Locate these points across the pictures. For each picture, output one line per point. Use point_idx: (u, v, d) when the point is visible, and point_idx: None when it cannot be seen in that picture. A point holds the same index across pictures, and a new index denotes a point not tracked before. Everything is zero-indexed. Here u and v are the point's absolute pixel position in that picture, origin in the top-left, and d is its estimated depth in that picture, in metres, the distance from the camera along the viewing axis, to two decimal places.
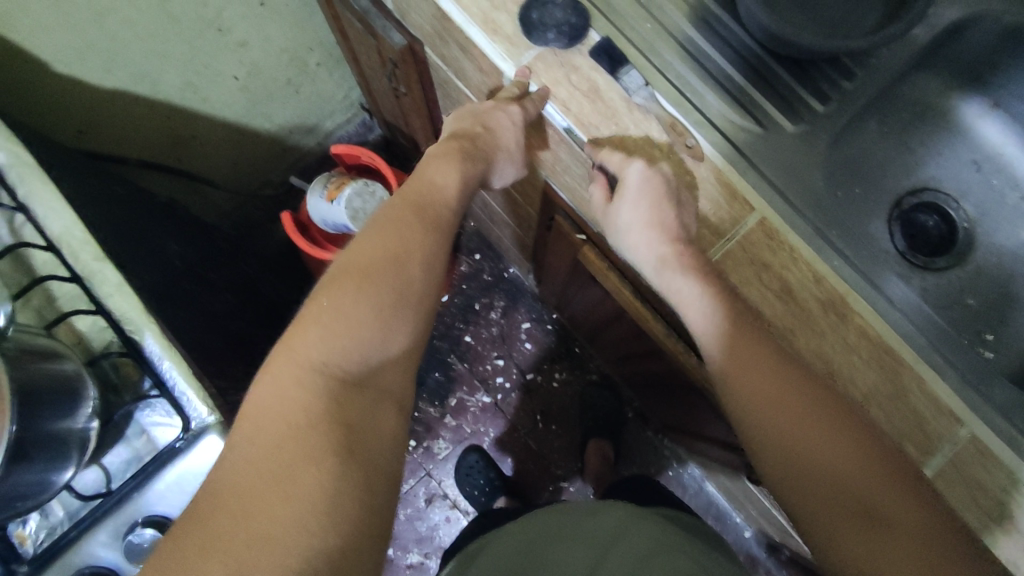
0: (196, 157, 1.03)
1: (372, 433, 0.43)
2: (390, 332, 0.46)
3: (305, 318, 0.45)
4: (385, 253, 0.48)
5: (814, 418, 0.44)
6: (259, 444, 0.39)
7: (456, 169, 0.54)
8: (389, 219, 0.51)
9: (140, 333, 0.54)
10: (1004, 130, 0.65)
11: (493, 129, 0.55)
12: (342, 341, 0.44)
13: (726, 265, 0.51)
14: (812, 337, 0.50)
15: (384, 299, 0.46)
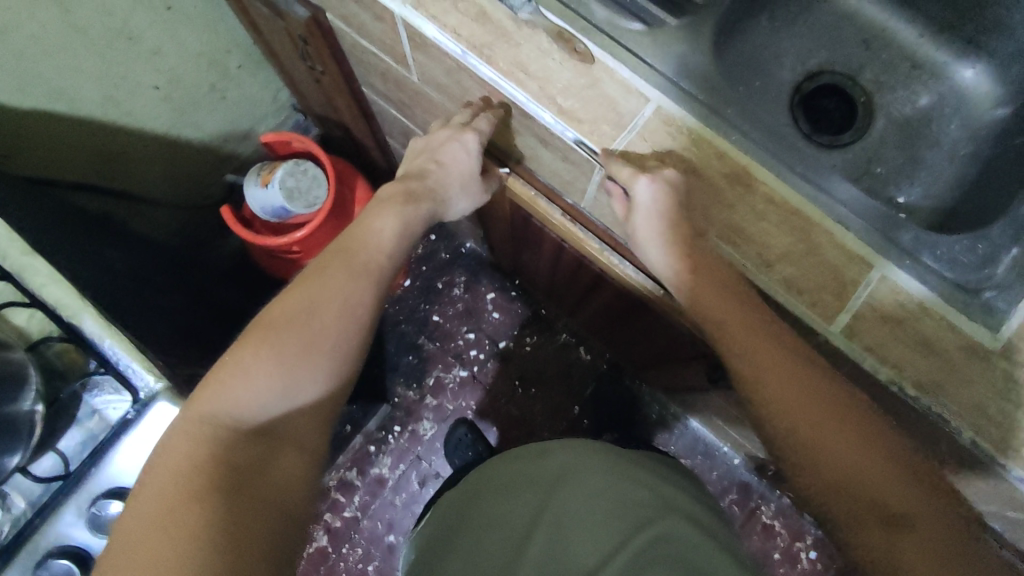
0: (130, 174, 1.03)
1: (265, 473, 0.50)
2: (295, 384, 0.54)
3: (216, 373, 0.52)
4: (297, 309, 0.55)
5: (818, 403, 0.50)
6: (156, 487, 0.46)
7: (394, 214, 0.62)
8: (312, 274, 0.58)
9: (78, 318, 0.55)
10: (888, 6, 0.69)
11: (444, 163, 0.64)
12: (240, 393, 0.52)
13: (631, 155, 0.53)
14: (722, 210, 0.53)
15: (291, 350, 0.54)
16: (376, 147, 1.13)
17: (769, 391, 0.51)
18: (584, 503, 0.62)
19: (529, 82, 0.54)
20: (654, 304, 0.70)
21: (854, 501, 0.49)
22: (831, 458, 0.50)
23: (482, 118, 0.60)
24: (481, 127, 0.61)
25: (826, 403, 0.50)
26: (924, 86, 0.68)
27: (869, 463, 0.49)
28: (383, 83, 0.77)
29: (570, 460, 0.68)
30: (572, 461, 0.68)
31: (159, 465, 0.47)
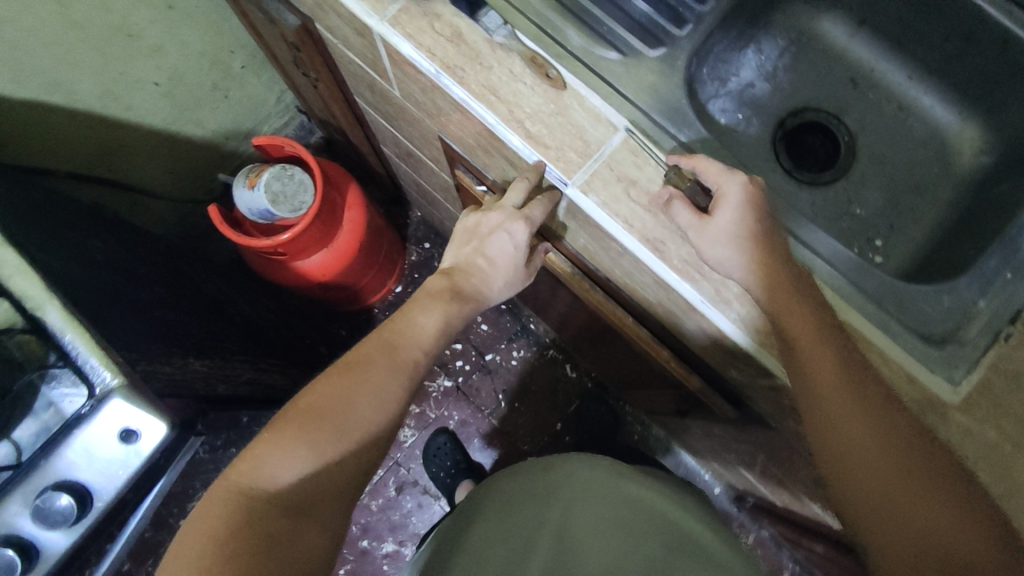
0: (128, 167, 1.05)
1: (290, 550, 0.47)
2: (327, 466, 0.52)
3: (258, 445, 0.51)
4: (340, 392, 0.55)
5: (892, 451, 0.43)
6: (181, 558, 0.44)
7: (440, 310, 0.63)
8: (356, 357, 0.58)
9: (42, 310, 0.55)
10: (878, 48, 0.67)
11: (491, 258, 0.65)
12: (274, 466, 0.50)
13: (595, 184, 0.53)
14: (683, 244, 0.52)
15: (329, 432, 0.53)
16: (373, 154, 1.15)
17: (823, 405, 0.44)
18: (595, 516, 0.68)
19: (498, 105, 0.55)
20: (623, 331, 0.69)
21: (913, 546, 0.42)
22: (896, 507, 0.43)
23: (537, 207, 0.57)
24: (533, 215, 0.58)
25: (885, 425, 0.44)
26: (911, 129, 0.67)
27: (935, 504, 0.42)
28: (371, 94, 0.78)
29: (578, 477, 0.70)
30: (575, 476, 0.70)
31: (182, 537, 0.46)
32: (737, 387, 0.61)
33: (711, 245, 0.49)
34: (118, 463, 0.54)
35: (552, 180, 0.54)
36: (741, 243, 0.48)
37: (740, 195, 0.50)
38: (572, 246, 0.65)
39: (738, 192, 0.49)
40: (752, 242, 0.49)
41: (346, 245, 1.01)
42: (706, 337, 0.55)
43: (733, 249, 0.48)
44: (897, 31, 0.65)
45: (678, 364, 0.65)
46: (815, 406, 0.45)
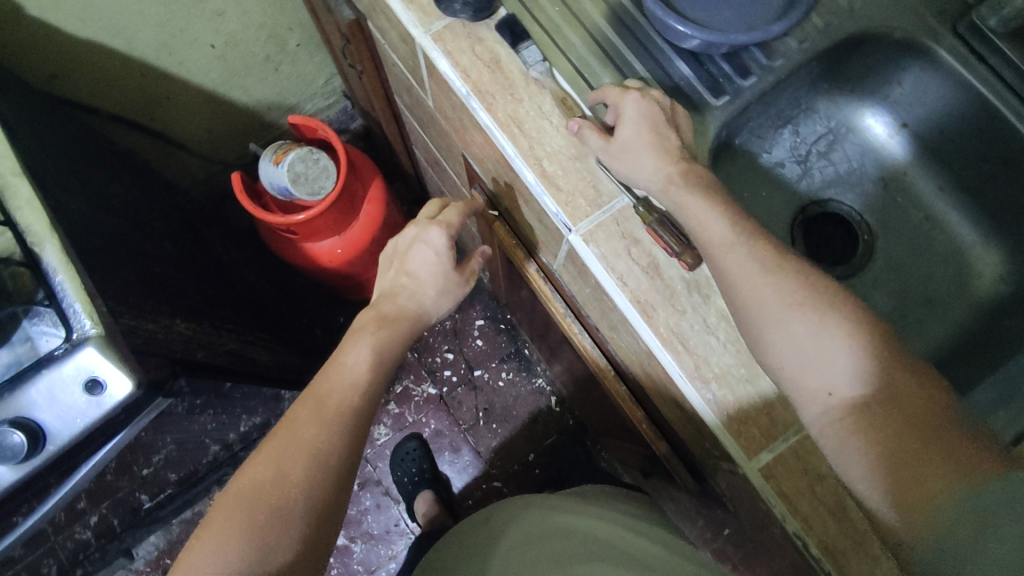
0: (168, 119, 1.07)
1: None
2: (268, 545, 0.51)
3: (192, 545, 0.50)
4: (267, 468, 0.53)
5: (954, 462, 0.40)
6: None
7: (366, 343, 0.64)
8: (283, 423, 0.57)
9: (41, 247, 0.57)
10: (914, 155, 0.67)
11: (414, 272, 0.71)
12: (206, 560, 0.49)
13: (598, 236, 0.53)
14: (672, 313, 0.51)
15: (261, 516, 0.51)
16: (404, 153, 1.16)
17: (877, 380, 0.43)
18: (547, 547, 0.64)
19: (520, 138, 0.55)
20: (603, 381, 0.69)
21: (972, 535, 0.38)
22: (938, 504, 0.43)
23: (450, 211, 0.71)
24: (448, 218, 0.70)
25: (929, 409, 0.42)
26: (932, 242, 0.66)
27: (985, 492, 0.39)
28: (408, 98, 0.79)
29: (543, 517, 0.70)
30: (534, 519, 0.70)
31: None
32: (701, 464, 0.60)
33: (627, 168, 0.52)
34: (78, 411, 0.54)
35: (557, 224, 0.54)
36: (649, 152, 0.52)
37: (639, 112, 0.52)
38: (567, 289, 0.63)
39: (635, 108, 0.52)
40: (655, 150, 0.52)
41: (357, 237, 1.02)
42: (678, 408, 0.54)
43: (643, 160, 0.51)
44: (941, 140, 0.65)
45: (649, 427, 0.64)
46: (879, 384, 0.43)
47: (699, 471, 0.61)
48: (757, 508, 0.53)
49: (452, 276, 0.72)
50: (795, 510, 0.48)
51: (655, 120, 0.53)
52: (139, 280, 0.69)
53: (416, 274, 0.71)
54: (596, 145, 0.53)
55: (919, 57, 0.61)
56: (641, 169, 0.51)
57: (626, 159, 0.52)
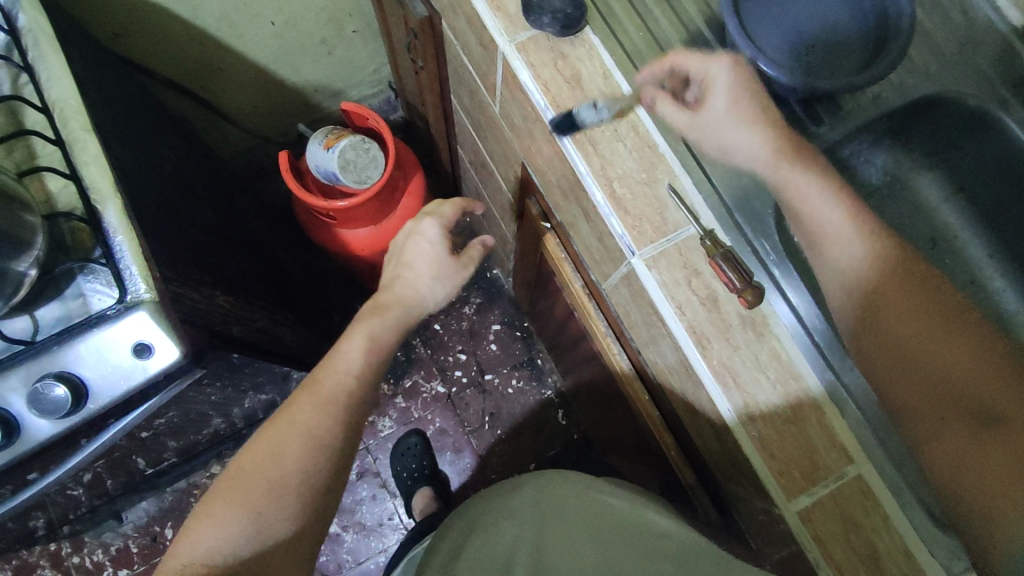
0: (217, 88, 1.07)
1: None
2: (267, 522, 0.53)
3: (191, 521, 0.53)
4: (261, 450, 0.55)
5: (957, 341, 0.48)
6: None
7: (361, 334, 0.63)
8: (278, 415, 0.57)
9: (103, 205, 0.57)
10: (967, 219, 0.70)
11: (410, 262, 0.70)
12: (207, 537, 0.51)
13: (660, 263, 0.53)
14: (725, 347, 0.52)
15: (255, 496, 0.53)
16: (446, 151, 1.17)
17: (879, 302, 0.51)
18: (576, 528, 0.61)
19: (593, 157, 0.55)
20: (634, 403, 0.69)
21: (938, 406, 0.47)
22: (969, 391, 0.47)
23: (446, 205, 0.73)
24: (443, 213, 0.72)
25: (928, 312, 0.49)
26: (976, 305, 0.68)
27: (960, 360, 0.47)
28: (469, 100, 0.79)
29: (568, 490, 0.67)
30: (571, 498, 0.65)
31: None
32: (728, 496, 0.61)
33: (708, 139, 0.56)
34: (123, 373, 0.54)
35: (621, 246, 0.55)
36: (740, 120, 0.55)
37: (726, 79, 0.56)
38: (614, 310, 0.64)
39: (726, 86, 0.56)
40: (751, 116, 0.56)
41: (392, 228, 1.02)
42: (717, 439, 0.55)
43: (742, 136, 0.56)
44: (997, 206, 0.69)
45: (678, 458, 0.65)
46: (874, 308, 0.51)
47: (726, 502, 0.62)
48: (788, 548, 0.53)
49: (451, 266, 0.70)
50: (828, 557, 0.48)
51: (745, 83, 0.56)
52: (185, 248, 0.69)
53: (410, 262, 0.70)
54: (678, 117, 0.56)
55: (984, 125, 0.65)
56: (741, 143, 0.56)
57: (723, 143, 0.56)
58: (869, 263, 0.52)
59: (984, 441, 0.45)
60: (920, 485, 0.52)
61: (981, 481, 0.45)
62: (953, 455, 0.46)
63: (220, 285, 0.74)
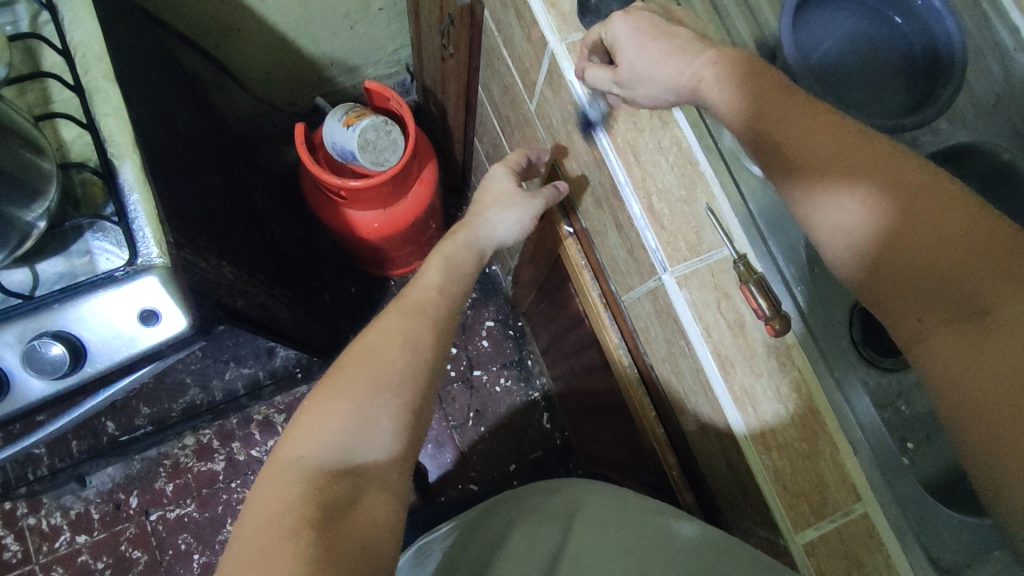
0: (233, 51, 1.02)
1: (356, 509, 0.46)
2: (373, 418, 0.51)
3: (295, 424, 0.51)
4: (360, 351, 0.54)
5: (938, 226, 0.40)
6: (250, 533, 0.43)
7: (442, 257, 0.64)
8: (370, 326, 0.57)
9: (119, 160, 0.54)
10: None
11: (480, 199, 0.69)
12: (317, 432, 0.49)
13: (691, 282, 0.53)
14: (748, 373, 0.52)
15: (360, 387, 0.51)
16: (461, 141, 1.16)
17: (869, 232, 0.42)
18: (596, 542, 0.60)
19: (634, 168, 0.55)
20: (638, 418, 0.69)
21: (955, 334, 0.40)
22: (955, 288, 0.40)
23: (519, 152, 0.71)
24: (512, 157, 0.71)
25: (925, 231, 0.40)
26: None
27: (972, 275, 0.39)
28: (501, 94, 0.78)
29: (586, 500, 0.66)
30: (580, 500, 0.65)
31: (247, 515, 0.45)
32: (727, 518, 0.61)
33: (643, 83, 0.50)
34: (123, 339, 0.52)
35: (652, 260, 0.54)
36: (660, 55, 0.49)
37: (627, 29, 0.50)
38: (632, 324, 0.65)
39: (622, 21, 0.50)
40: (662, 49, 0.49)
41: (402, 215, 1.00)
42: (726, 463, 0.55)
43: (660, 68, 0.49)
44: None
45: (679, 474, 0.66)
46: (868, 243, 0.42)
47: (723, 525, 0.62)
48: None
49: (522, 197, 0.68)
50: None
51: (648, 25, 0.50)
52: (196, 212, 0.66)
53: (481, 196, 0.69)
54: (602, 77, 0.52)
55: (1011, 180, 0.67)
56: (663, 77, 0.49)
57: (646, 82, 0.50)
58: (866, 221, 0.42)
59: (969, 345, 0.39)
60: (920, 528, 0.53)
61: (971, 404, 0.38)
62: (943, 365, 0.40)
63: (225, 254, 0.71)
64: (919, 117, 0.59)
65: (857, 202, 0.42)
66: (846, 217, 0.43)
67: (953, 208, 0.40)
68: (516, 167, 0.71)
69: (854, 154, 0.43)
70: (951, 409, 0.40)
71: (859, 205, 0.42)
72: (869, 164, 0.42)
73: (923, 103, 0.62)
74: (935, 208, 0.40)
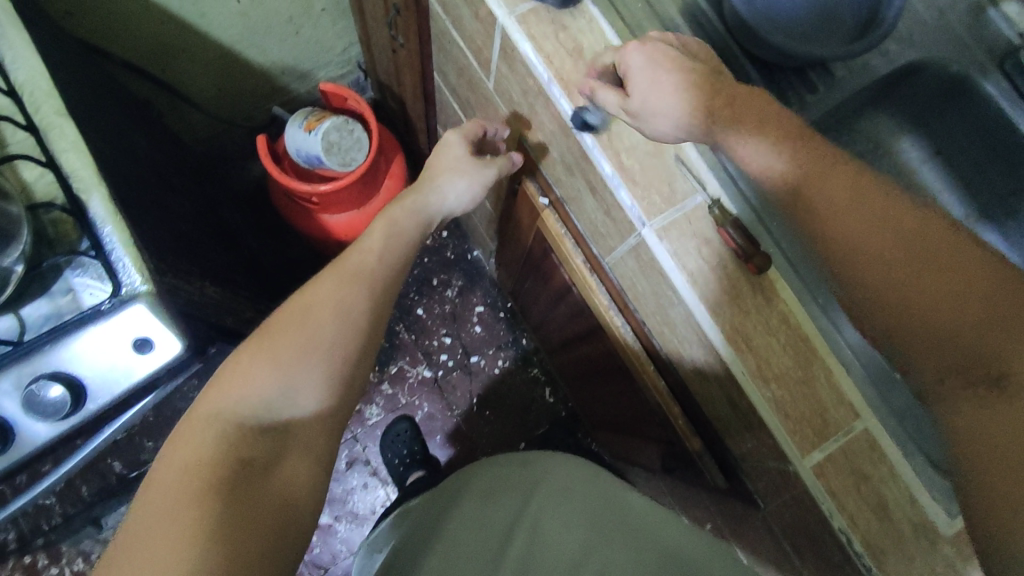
0: (180, 71, 1.00)
1: (270, 474, 0.49)
2: (298, 383, 0.54)
3: (218, 382, 0.53)
4: (295, 311, 0.56)
5: (961, 289, 0.41)
6: (157, 486, 0.44)
7: (383, 226, 0.66)
8: (303, 288, 0.59)
9: (86, 194, 0.53)
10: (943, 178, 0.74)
11: (431, 162, 0.73)
12: (239, 391, 0.51)
13: (671, 233, 0.54)
14: (737, 314, 0.53)
15: (286, 349, 0.54)
16: (424, 130, 1.15)
17: (869, 263, 0.44)
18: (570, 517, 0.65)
19: (600, 129, 0.56)
20: (639, 375, 0.71)
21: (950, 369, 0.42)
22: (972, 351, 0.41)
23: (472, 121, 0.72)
24: (465, 127, 0.72)
25: (924, 268, 0.42)
26: None
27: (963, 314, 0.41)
28: (458, 77, 0.78)
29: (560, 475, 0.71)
30: (551, 471, 0.72)
31: (162, 465, 0.46)
32: (735, 457, 0.63)
33: (655, 117, 0.51)
34: (121, 370, 0.52)
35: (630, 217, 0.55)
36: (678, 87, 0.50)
37: (639, 60, 0.51)
38: (616, 282, 0.67)
39: (637, 51, 0.51)
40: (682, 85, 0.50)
41: (376, 213, 0.99)
42: (729, 403, 0.57)
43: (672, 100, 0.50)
44: (969, 169, 0.73)
45: (685, 423, 0.67)
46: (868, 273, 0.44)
47: (733, 464, 0.64)
48: (797, 506, 0.56)
49: (472, 162, 0.71)
50: (840, 508, 0.51)
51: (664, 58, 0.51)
52: (170, 237, 0.66)
53: (432, 160, 0.73)
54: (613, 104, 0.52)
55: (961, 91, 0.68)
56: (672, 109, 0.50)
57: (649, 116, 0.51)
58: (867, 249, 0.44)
59: (988, 408, 0.40)
60: None
61: (978, 441, 0.40)
62: (963, 422, 0.41)
63: (207, 275, 0.71)
64: (865, 42, 0.59)
65: (860, 235, 0.45)
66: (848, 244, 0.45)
67: (954, 254, 0.42)
68: (471, 135, 0.72)
69: (884, 214, 0.45)
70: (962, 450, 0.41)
71: (854, 232, 0.45)
72: (897, 222, 0.44)
73: (869, 27, 0.63)
74: (958, 272, 0.42)
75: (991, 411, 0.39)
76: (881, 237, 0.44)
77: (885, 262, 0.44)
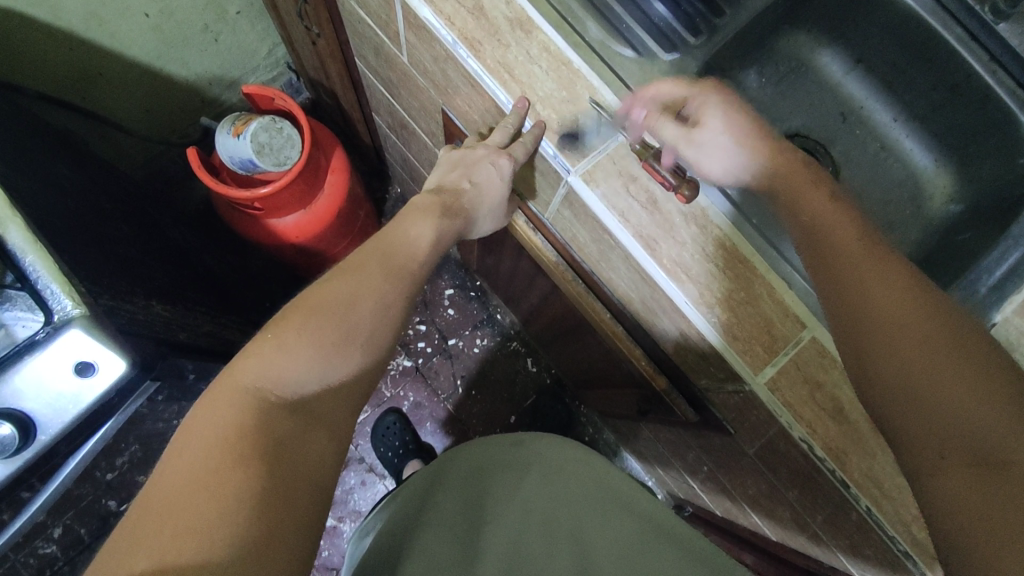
0: (102, 96, 0.98)
1: (298, 454, 0.47)
2: (326, 362, 0.52)
3: (252, 351, 0.49)
4: (332, 291, 0.54)
5: (974, 378, 0.40)
6: (194, 456, 0.41)
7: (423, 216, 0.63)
8: (342, 269, 0.57)
9: (3, 227, 0.50)
10: (868, 87, 0.75)
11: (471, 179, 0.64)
12: (281, 369, 0.48)
13: (597, 175, 0.55)
14: (673, 245, 0.54)
15: (328, 330, 0.52)
16: (361, 121, 1.14)
17: (889, 330, 0.43)
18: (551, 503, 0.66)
19: (512, 83, 0.55)
20: (597, 324, 0.72)
21: (949, 451, 0.39)
22: (972, 428, 0.38)
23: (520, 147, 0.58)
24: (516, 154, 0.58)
25: (949, 354, 0.41)
26: (886, 169, 0.75)
27: (978, 406, 0.39)
28: (376, 58, 0.77)
29: (545, 454, 0.70)
30: (543, 453, 0.70)
31: (190, 431, 0.43)
32: (700, 390, 0.64)
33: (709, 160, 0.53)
34: (69, 397, 0.51)
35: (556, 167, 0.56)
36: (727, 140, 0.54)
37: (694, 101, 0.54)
38: (558, 236, 0.68)
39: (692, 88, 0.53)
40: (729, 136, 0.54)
41: (325, 210, 0.99)
42: (681, 334, 0.58)
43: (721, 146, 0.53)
44: (890, 73, 0.73)
45: (648, 363, 0.68)
46: (887, 336, 0.43)
47: (698, 396, 0.65)
48: (761, 424, 0.56)
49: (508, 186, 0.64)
50: (798, 418, 0.51)
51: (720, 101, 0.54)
52: (104, 260, 0.64)
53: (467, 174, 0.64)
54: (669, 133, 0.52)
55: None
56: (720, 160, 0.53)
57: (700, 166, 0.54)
58: (893, 319, 0.43)
59: (980, 488, 0.37)
60: None
61: (974, 519, 0.36)
62: (954, 499, 0.37)
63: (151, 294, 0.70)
64: None
65: (890, 304, 0.44)
66: (876, 309, 0.44)
67: (976, 351, 0.41)
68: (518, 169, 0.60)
69: (912, 297, 0.43)
70: (955, 530, 0.37)
71: (882, 301, 0.44)
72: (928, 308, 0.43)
73: None
74: (971, 358, 0.40)
75: (986, 498, 0.36)
76: (912, 313, 0.43)
77: (912, 337, 0.42)
